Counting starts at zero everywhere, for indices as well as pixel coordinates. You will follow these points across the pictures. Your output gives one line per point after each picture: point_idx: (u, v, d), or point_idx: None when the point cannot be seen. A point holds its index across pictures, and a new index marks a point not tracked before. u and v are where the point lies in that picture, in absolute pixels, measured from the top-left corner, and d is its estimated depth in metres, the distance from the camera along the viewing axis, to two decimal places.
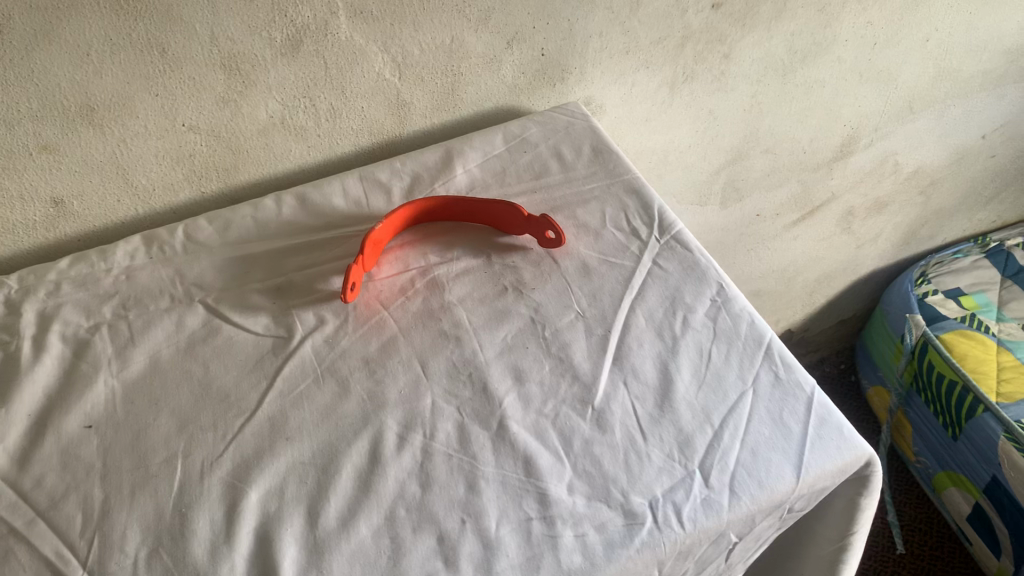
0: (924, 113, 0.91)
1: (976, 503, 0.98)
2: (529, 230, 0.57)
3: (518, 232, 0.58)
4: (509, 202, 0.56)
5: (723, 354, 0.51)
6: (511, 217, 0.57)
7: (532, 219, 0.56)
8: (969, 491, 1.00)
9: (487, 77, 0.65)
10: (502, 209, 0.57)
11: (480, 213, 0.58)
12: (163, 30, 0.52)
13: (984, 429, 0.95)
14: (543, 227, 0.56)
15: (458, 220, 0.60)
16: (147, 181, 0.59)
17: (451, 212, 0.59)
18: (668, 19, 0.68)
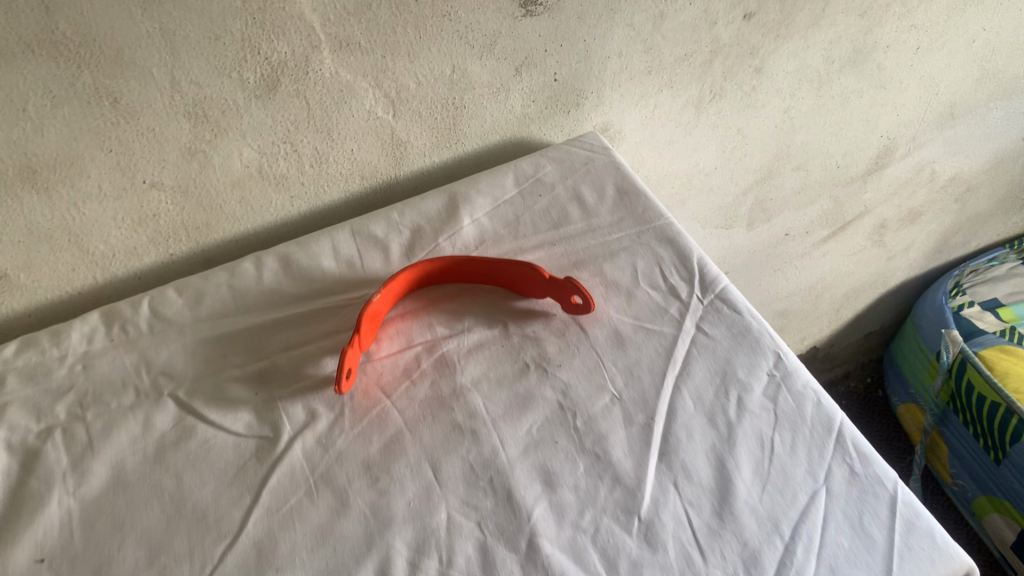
0: (965, 118, 0.83)
1: None
2: (551, 292, 0.49)
3: (538, 294, 0.50)
4: (529, 263, 0.48)
5: (787, 444, 0.44)
6: (530, 279, 0.49)
7: (554, 282, 0.48)
8: (1014, 517, 0.93)
9: (493, 107, 0.57)
10: (519, 270, 0.49)
11: (494, 274, 0.50)
12: (113, 76, 0.44)
13: None
14: (569, 291, 0.48)
15: (469, 281, 0.52)
16: (105, 247, 0.51)
17: (460, 273, 0.51)
18: (694, 32, 0.60)
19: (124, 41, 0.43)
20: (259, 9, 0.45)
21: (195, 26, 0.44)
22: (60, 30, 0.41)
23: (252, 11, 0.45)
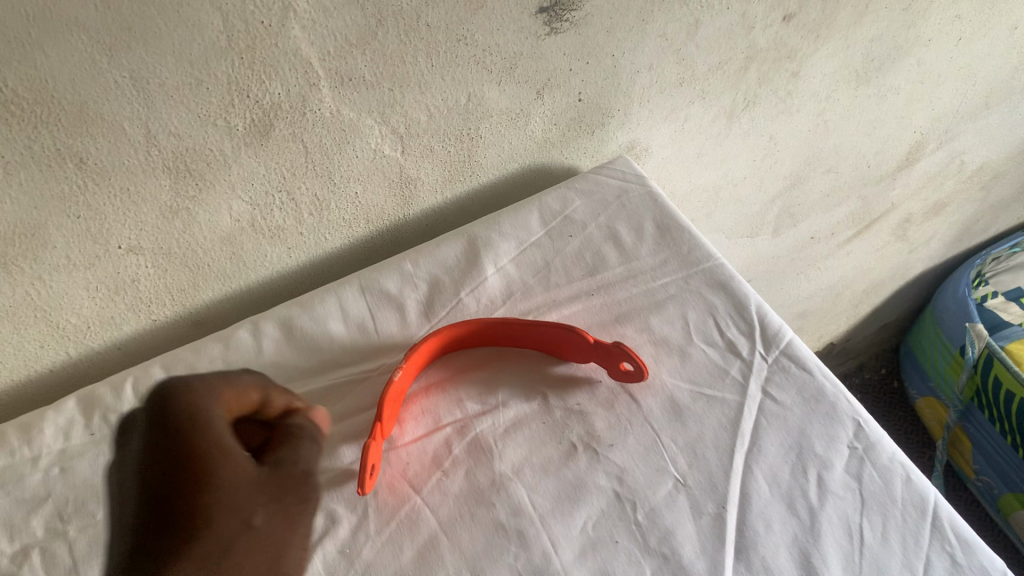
0: (999, 107, 0.78)
1: None
2: (597, 356, 0.44)
3: (579, 357, 0.45)
4: (570, 326, 0.43)
5: (877, 531, 0.38)
6: (573, 343, 0.44)
7: (600, 347, 0.43)
8: None
9: (512, 135, 0.51)
10: (559, 333, 0.43)
11: (530, 337, 0.45)
12: (78, 136, 0.37)
13: None
14: (618, 357, 0.43)
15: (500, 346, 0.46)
16: (78, 320, 0.44)
17: (490, 337, 0.45)
18: (730, 38, 0.53)
19: (89, 94, 0.35)
20: (248, 48, 0.38)
21: (173, 72, 0.37)
22: (9, 87, 0.34)
23: (240, 51, 0.38)
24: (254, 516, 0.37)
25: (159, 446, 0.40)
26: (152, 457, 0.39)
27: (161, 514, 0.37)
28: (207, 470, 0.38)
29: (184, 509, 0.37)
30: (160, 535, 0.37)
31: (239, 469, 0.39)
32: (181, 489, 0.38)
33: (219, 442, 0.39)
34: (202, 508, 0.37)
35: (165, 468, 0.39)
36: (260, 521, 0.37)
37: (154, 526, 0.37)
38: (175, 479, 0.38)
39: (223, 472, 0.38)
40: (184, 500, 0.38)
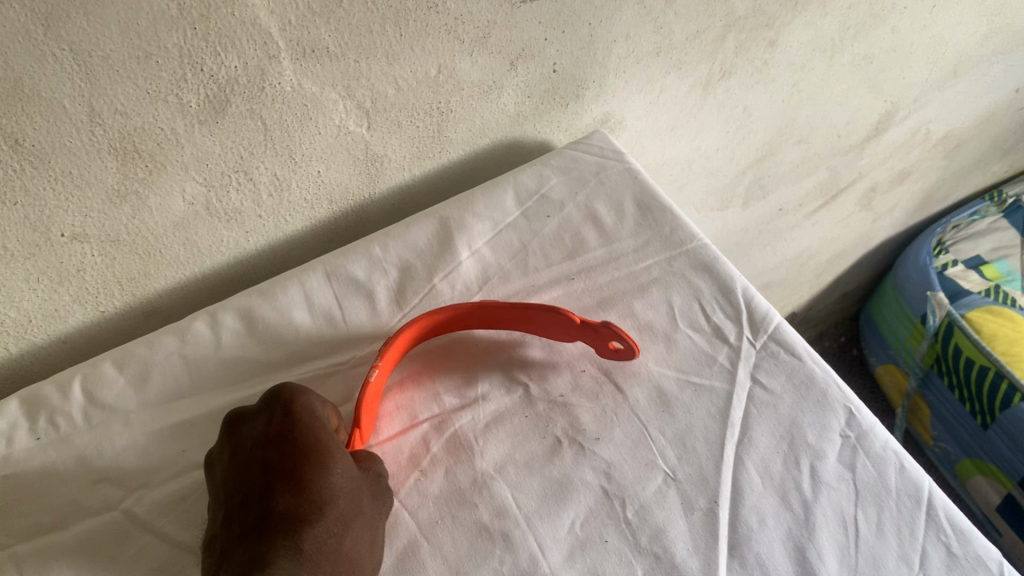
0: (967, 75, 0.77)
1: (1009, 495, 0.87)
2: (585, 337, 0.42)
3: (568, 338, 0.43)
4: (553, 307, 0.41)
5: (873, 523, 0.37)
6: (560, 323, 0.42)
7: (590, 327, 0.41)
8: (1000, 481, 0.88)
9: (483, 109, 0.48)
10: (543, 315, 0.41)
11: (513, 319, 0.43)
12: (13, 115, 0.33)
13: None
14: (607, 337, 0.41)
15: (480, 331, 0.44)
16: (18, 313, 0.40)
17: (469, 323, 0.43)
18: (709, 6, 0.51)
19: (24, 68, 0.32)
20: (202, 17, 0.34)
21: (117, 45, 0.33)
22: None
23: (192, 20, 0.34)
24: (364, 498, 0.33)
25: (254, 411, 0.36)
26: (246, 417, 0.35)
27: (260, 493, 0.32)
28: (313, 473, 0.32)
29: (282, 502, 0.31)
30: (263, 521, 0.31)
31: (348, 457, 0.34)
32: (282, 484, 0.32)
33: (326, 441, 0.33)
34: (307, 504, 0.31)
35: (269, 445, 0.33)
36: (369, 503, 0.34)
37: (251, 502, 0.32)
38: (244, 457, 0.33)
39: (335, 472, 0.33)
40: (284, 496, 0.31)
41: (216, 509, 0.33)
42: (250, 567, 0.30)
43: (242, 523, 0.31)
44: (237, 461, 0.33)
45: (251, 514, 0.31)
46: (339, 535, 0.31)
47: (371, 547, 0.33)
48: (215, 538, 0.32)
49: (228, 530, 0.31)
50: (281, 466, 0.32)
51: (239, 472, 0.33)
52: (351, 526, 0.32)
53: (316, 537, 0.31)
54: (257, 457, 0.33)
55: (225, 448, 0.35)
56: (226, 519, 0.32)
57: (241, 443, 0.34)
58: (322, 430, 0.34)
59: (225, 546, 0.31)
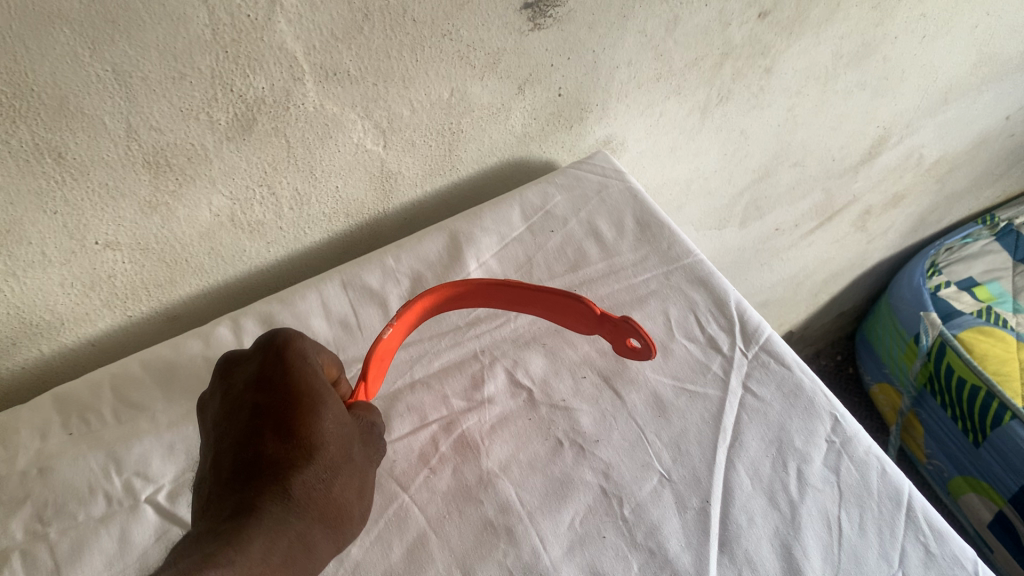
0: (958, 102, 0.80)
1: (1000, 512, 0.89)
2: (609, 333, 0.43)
3: (587, 327, 0.44)
4: (579, 296, 0.42)
5: (855, 522, 0.39)
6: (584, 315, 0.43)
7: (611, 320, 0.42)
8: (991, 498, 0.90)
9: (492, 129, 0.51)
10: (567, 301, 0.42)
11: (537, 301, 0.44)
12: (57, 130, 0.36)
13: (1014, 438, 0.85)
14: (626, 332, 0.42)
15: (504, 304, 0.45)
16: (52, 316, 0.43)
17: (491, 300, 0.45)
18: (707, 35, 0.53)
19: (70, 87, 0.35)
20: (234, 41, 0.37)
21: (155, 66, 0.36)
22: None
23: (224, 44, 0.37)
24: (352, 447, 0.34)
25: (246, 353, 0.36)
26: (240, 360, 0.36)
27: (251, 435, 0.32)
28: (301, 420, 0.33)
29: (271, 446, 0.32)
30: (251, 462, 0.31)
31: (338, 406, 0.35)
32: (271, 430, 0.32)
33: (317, 390, 0.34)
34: (297, 449, 0.32)
35: (258, 390, 0.34)
36: (358, 452, 0.35)
37: (241, 446, 0.32)
38: (236, 398, 0.34)
39: (325, 419, 0.33)
40: (273, 441, 0.32)
41: (207, 454, 0.34)
42: (236, 510, 0.30)
43: (231, 466, 0.32)
44: (228, 404, 0.34)
45: (240, 458, 0.32)
46: (327, 481, 0.32)
47: (358, 492, 0.34)
48: (207, 480, 0.32)
49: (217, 474, 0.32)
50: (270, 412, 0.32)
51: (230, 413, 0.34)
52: (338, 474, 0.33)
53: (305, 482, 0.31)
54: (248, 401, 0.33)
55: (218, 387, 0.36)
56: (215, 463, 0.32)
57: (233, 388, 0.35)
58: (313, 379, 0.34)
59: (214, 490, 0.31)
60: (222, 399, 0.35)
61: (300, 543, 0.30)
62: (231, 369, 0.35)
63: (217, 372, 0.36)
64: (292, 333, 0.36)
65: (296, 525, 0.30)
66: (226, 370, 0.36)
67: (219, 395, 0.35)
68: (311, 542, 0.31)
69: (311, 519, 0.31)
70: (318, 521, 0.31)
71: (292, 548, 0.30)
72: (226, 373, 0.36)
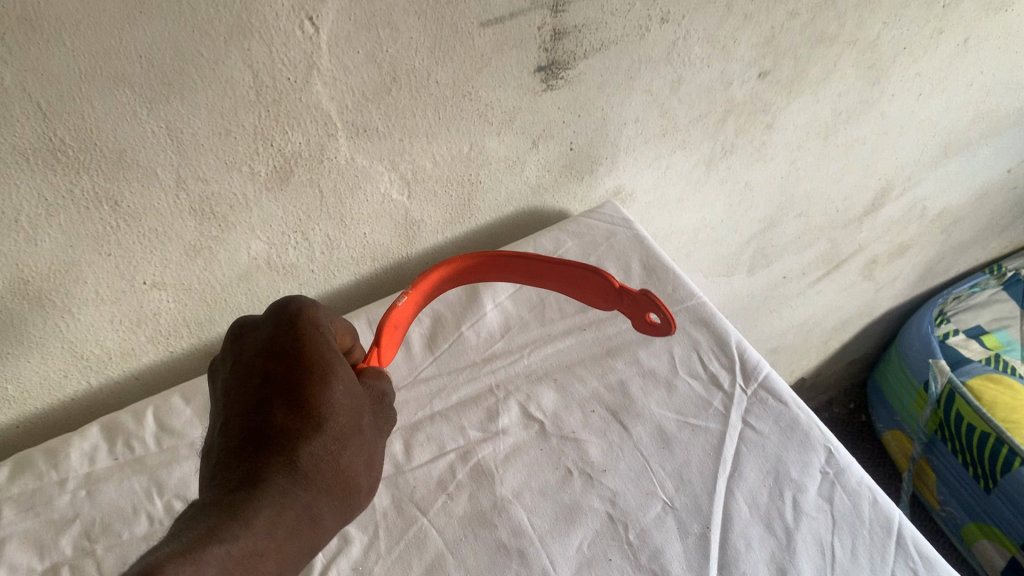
0: (958, 156, 0.83)
1: (1012, 558, 0.89)
2: (625, 304, 0.48)
3: (606, 304, 0.49)
4: (599, 269, 0.47)
5: (848, 548, 0.41)
6: (599, 287, 0.48)
7: (630, 293, 0.47)
8: (1004, 544, 0.91)
9: (508, 180, 0.54)
10: (581, 273, 0.47)
11: (555, 276, 0.49)
12: (114, 180, 0.40)
13: None
14: (645, 306, 0.47)
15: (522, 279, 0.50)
16: (101, 351, 0.47)
17: (512, 275, 0.50)
18: (710, 94, 0.57)
19: (128, 142, 0.38)
20: (275, 101, 0.41)
21: (204, 123, 0.40)
22: (59, 139, 0.36)
23: (266, 104, 0.41)
24: (362, 419, 0.34)
25: (255, 321, 0.37)
26: (251, 329, 0.36)
27: (261, 402, 0.32)
28: (311, 391, 0.32)
29: (280, 415, 0.31)
30: (260, 430, 0.31)
31: (348, 375, 0.35)
32: (282, 398, 0.32)
33: (327, 358, 0.34)
34: (306, 418, 0.31)
35: (271, 358, 0.33)
36: (366, 425, 0.34)
37: (250, 413, 0.32)
38: (250, 364, 0.34)
39: (336, 390, 0.33)
40: (283, 410, 0.31)
41: (214, 421, 0.33)
42: (244, 480, 0.29)
43: (238, 435, 0.31)
44: (239, 370, 0.34)
45: (248, 425, 0.31)
46: (335, 452, 0.32)
47: (366, 466, 0.33)
48: (212, 450, 0.32)
49: (224, 442, 0.31)
50: (282, 379, 0.32)
51: (242, 378, 0.34)
52: (346, 446, 0.32)
53: (313, 451, 0.31)
54: (260, 367, 0.33)
55: (228, 355, 0.36)
56: (222, 430, 0.32)
57: (242, 357, 0.35)
58: (325, 349, 0.34)
59: (221, 456, 0.31)
60: (231, 368, 0.35)
61: (307, 516, 0.30)
62: (242, 338, 0.36)
63: (228, 340, 0.36)
64: (307, 303, 0.36)
65: (303, 497, 0.30)
66: (237, 337, 0.36)
67: (230, 361, 0.36)
68: (318, 515, 0.30)
69: (318, 492, 0.30)
70: (326, 494, 0.31)
71: (299, 520, 0.29)
72: (235, 341, 0.36)
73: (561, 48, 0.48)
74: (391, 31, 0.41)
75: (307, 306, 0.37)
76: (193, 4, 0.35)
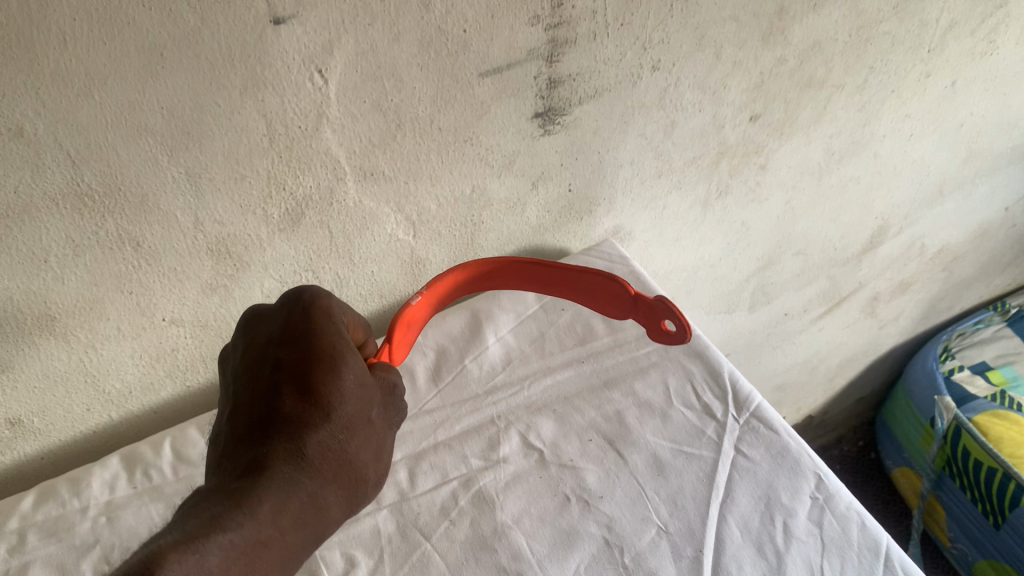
0: (953, 195, 0.85)
1: None
2: (639, 313, 0.52)
3: (620, 313, 0.54)
4: (616, 277, 0.51)
5: (837, 570, 0.43)
6: (616, 294, 0.52)
7: (646, 300, 0.51)
8: None
9: (509, 221, 0.57)
10: (600, 281, 0.52)
11: (574, 283, 0.53)
12: (138, 223, 0.42)
13: None
14: (659, 313, 0.51)
15: (537, 285, 0.55)
16: (121, 385, 0.50)
17: (530, 281, 0.54)
18: (703, 137, 0.60)
19: (149, 187, 0.41)
20: (286, 147, 0.44)
21: (222, 169, 0.43)
22: (85, 184, 0.39)
23: (279, 150, 0.44)
24: (370, 410, 0.37)
25: (270, 308, 0.39)
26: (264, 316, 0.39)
27: (271, 389, 0.35)
28: (320, 379, 0.35)
29: (289, 402, 0.35)
30: (268, 417, 0.34)
31: (359, 364, 0.37)
32: (291, 386, 0.35)
33: (338, 348, 0.36)
34: (313, 409, 0.34)
35: (282, 345, 0.36)
36: (374, 415, 0.37)
37: (260, 400, 0.35)
38: (263, 349, 0.37)
39: (346, 378, 0.36)
40: (292, 398, 0.35)
41: (227, 404, 0.37)
42: (250, 467, 0.33)
43: (247, 422, 0.35)
44: (251, 355, 0.37)
45: (257, 412, 0.35)
46: (342, 443, 0.35)
47: (374, 455, 0.37)
48: (223, 433, 0.36)
49: (234, 427, 0.35)
50: (292, 369, 0.35)
51: (253, 363, 0.36)
52: (352, 435, 0.35)
53: (319, 440, 0.34)
54: (271, 354, 0.36)
55: (243, 339, 0.39)
56: (234, 414, 0.35)
57: (256, 341, 0.37)
58: (337, 338, 0.37)
59: (230, 442, 0.34)
60: (245, 352, 0.38)
61: (311, 504, 0.33)
62: (256, 325, 0.39)
63: (244, 323, 0.40)
64: (320, 292, 0.39)
65: (307, 486, 0.33)
66: (251, 323, 0.39)
67: (243, 346, 0.39)
68: (323, 503, 0.34)
69: (323, 481, 0.34)
70: (331, 484, 0.34)
71: (304, 510, 0.33)
72: (248, 329, 0.39)
73: (557, 96, 0.50)
74: (395, 82, 0.44)
75: (321, 294, 0.39)
76: (210, 59, 0.38)
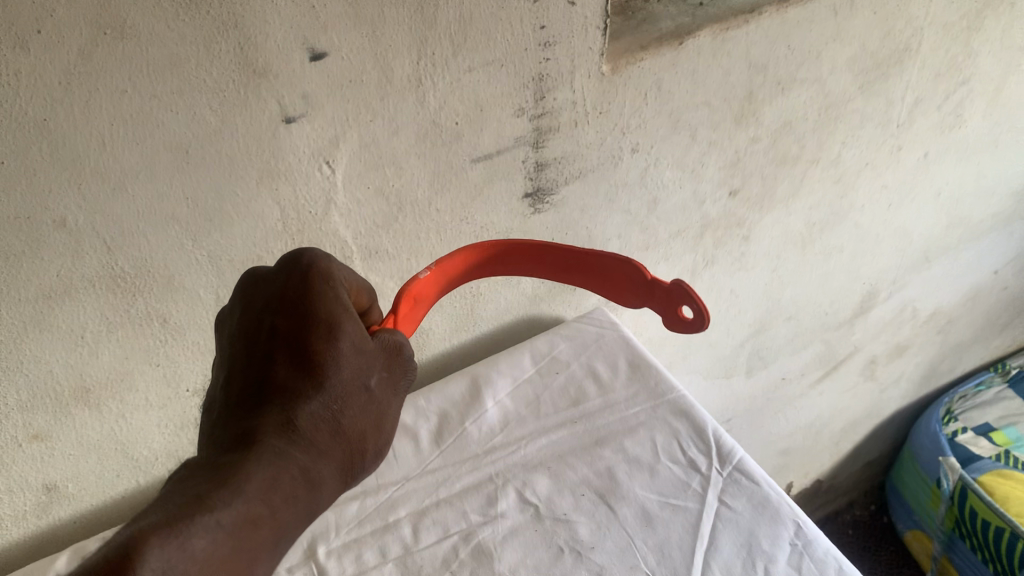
0: (940, 260, 0.89)
1: None
2: (656, 299, 0.55)
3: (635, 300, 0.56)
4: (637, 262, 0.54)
5: None
6: (632, 279, 0.54)
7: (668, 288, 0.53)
8: None
9: (506, 292, 0.62)
10: (613, 262, 0.54)
11: (587, 270, 0.55)
12: (165, 301, 0.47)
13: None
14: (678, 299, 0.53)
15: (547, 270, 0.55)
16: (148, 452, 0.54)
17: (538, 269, 0.55)
18: (685, 211, 0.64)
19: (175, 269, 0.46)
20: (298, 231, 0.49)
21: (240, 251, 0.47)
22: (119, 267, 0.44)
23: (292, 233, 0.48)
24: (368, 379, 0.40)
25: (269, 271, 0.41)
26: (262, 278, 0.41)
27: (267, 355, 0.39)
28: (316, 347, 0.38)
29: (282, 371, 0.38)
30: (263, 386, 0.38)
31: (357, 329, 0.40)
32: (285, 356, 0.38)
33: (335, 315, 0.39)
34: (304, 380, 0.38)
35: (278, 313, 0.39)
36: (373, 383, 0.40)
37: (256, 366, 0.39)
38: (262, 313, 0.39)
39: (340, 346, 0.39)
40: (285, 366, 0.38)
41: (225, 370, 0.40)
42: (242, 434, 0.37)
43: (241, 390, 0.39)
44: (248, 321, 0.40)
45: (252, 381, 0.39)
46: (333, 412, 0.38)
47: (373, 427, 0.40)
48: (219, 400, 0.39)
49: (229, 396, 0.39)
50: (288, 337, 0.38)
51: (251, 329, 0.40)
52: (347, 405, 0.39)
53: (310, 411, 0.38)
54: (268, 321, 0.39)
55: (241, 301, 0.41)
56: (230, 380, 0.39)
57: (256, 303, 0.40)
58: (334, 304, 0.39)
59: (224, 410, 0.38)
60: (242, 315, 0.40)
61: (303, 478, 0.36)
62: (254, 286, 0.41)
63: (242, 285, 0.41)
64: (320, 256, 0.40)
65: (300, 462, 0.36)
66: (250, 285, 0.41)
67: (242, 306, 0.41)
68: (315, 479, 0.37)
69: (316, 456, 0.37)
70: (327, 461, 0.37)
71: (296, 487, 0.35)
72: (246, 292, 0.41)
73: (544, 177, 0.55)
74: (395, 170, 0.49)
75: (323, 258, 0.41)
76: (230, 153, 0.43)
